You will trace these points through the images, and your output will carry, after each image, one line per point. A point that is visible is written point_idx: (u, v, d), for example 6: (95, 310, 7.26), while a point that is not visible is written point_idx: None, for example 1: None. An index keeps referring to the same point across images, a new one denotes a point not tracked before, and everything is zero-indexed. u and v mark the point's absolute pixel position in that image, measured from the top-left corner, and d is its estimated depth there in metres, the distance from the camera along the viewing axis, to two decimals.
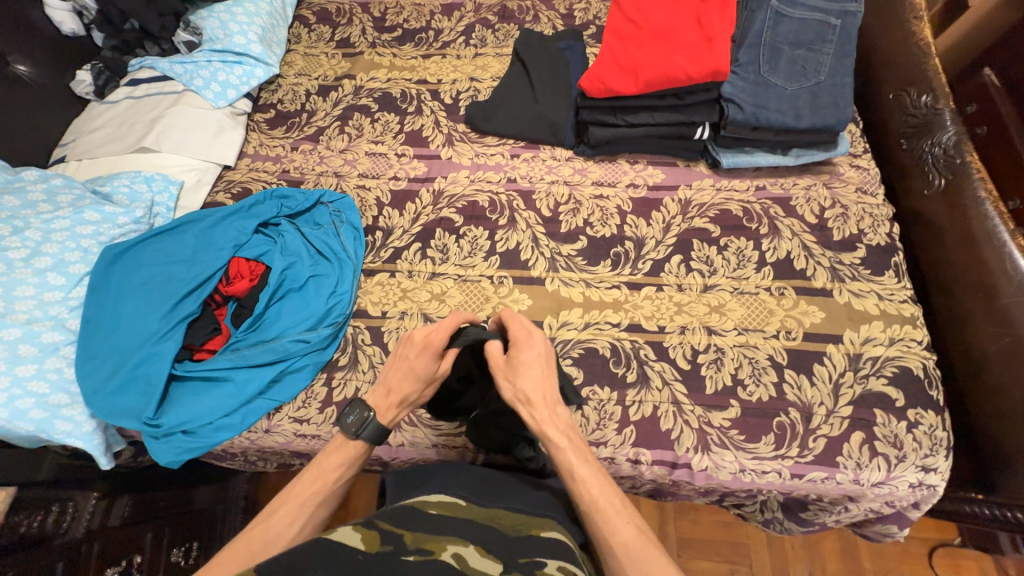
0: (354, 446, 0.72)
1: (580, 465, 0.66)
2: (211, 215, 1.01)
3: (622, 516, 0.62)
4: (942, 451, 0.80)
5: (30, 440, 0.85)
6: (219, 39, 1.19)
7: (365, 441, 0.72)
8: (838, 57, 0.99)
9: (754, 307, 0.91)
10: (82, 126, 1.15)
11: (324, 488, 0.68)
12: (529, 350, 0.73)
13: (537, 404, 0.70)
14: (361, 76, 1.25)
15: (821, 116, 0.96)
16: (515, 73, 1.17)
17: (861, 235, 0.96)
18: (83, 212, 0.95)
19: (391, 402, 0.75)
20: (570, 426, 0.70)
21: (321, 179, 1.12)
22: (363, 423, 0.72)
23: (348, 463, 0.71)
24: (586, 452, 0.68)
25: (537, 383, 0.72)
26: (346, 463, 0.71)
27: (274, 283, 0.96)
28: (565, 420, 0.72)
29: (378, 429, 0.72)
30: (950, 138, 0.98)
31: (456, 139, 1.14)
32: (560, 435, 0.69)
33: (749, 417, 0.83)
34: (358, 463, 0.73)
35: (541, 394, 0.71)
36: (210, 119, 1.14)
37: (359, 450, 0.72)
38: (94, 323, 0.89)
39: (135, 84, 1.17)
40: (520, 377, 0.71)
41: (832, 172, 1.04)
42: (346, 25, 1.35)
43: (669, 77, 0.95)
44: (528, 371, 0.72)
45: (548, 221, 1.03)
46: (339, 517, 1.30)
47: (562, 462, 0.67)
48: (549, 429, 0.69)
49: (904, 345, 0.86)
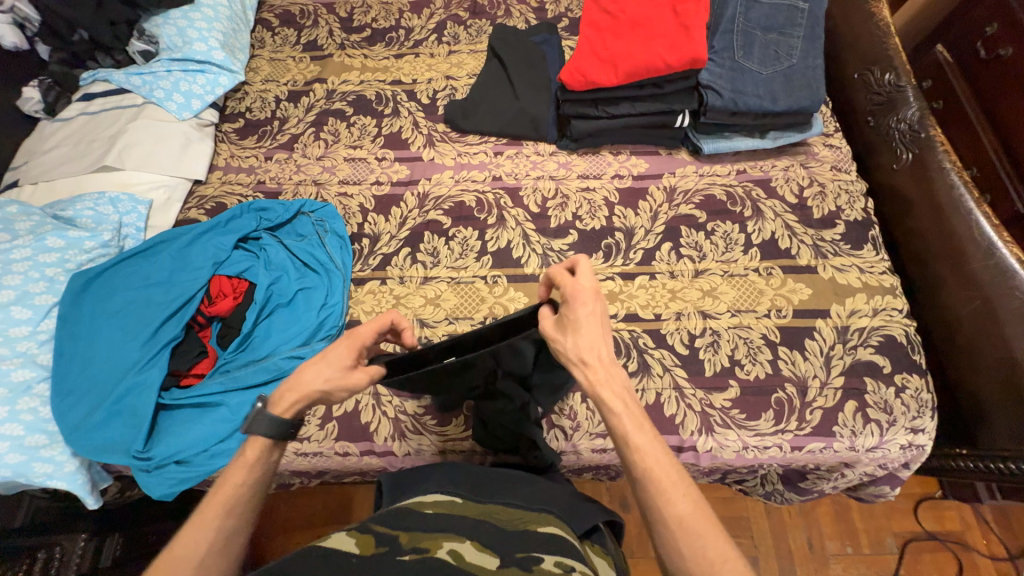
0: (254, 446, 0.59)
1: (635, 431, 0.57)
2: (186, 233, 0.97)
3: (679, 488, 0.53)
4: (927, 412, 0.84)
5: (7, 487, 0.80)
6: (177, 47, 1.13)
7: (263, 437, 0.59)
8: (807, 40, 1.02)
9: (745, 288, 0.94)
10: (34, 147, 1.07)
11: (228, 497, 0.56)
12: (588, 304, 0.62)
13: (592, 364, 0.60)
14: (332, 79, 1.21)
15: (796, 98, 0.99)
16: (492, 69, 1.16)
17: (839, 212, 1.00)
18: (45, 239, 0.89)
19: (290, 390, 0.62)
20: (628, 389, 0.59)
21: (300, 188, 1.08)
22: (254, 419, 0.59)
23: (252, 465, 0.58)
24: (642, 418, 0.58)
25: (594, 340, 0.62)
26: (252, 465, 0.58)
27: (261, 299, 0.93)
28: (623, 380, 0.60)
29: (272, 418, 0.59)
30: (914, 113, 1.02)
31: (437, 139, 1.12)
32: (617, 397, 0.58)
33: (748, 395, 0.86)
34: (269, 463, 0.60)
35: (596, 353, 0.60)
36: (175, 132, 1.08)
37: (262, 449, 0.59)
38: (69, 357, 0.83)
39: (89, 99, 1.11)
40: (580, 332, 0.61)
41: (807, 152, 1.07)
42: (312, 27, 1.30)
43: (649, 66, 0.96)
44: (587, 327, 0.61)
45: (537, 217, 1.03)
46: (334, 522, 1.26)
47: (615, 426, 0.58)
48: (604, 391, 0.58)
49: (887, 314, 0.90)
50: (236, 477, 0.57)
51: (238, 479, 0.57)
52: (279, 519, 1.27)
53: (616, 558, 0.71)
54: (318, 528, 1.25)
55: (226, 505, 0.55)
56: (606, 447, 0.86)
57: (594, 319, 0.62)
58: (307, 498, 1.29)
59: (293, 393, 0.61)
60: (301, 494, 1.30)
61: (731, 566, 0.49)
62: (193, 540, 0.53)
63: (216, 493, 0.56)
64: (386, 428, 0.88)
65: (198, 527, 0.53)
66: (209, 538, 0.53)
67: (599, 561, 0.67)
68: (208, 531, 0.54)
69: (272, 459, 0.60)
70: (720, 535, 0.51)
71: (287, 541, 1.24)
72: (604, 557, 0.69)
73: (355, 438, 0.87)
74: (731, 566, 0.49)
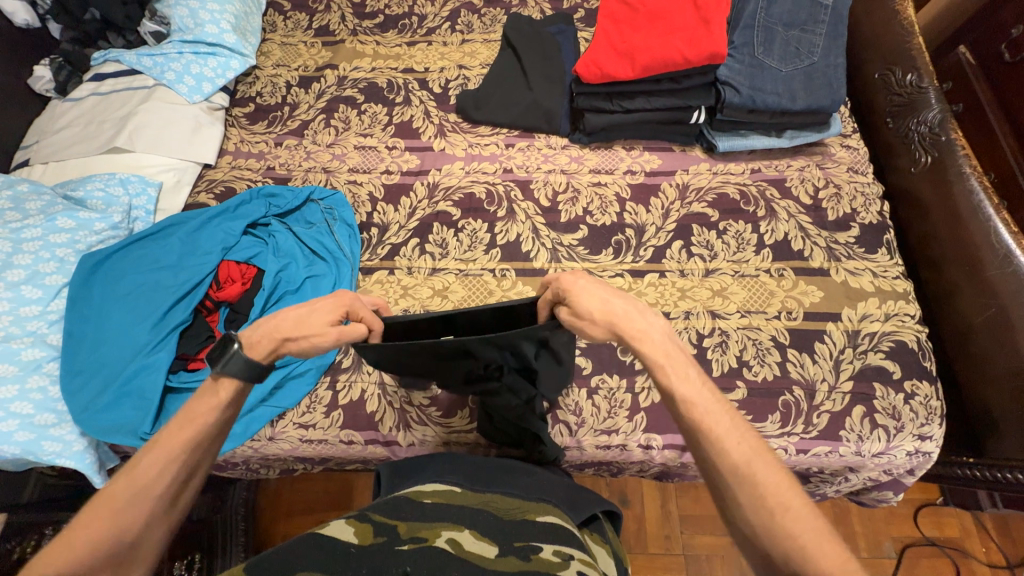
0: (227, 387, 0.58)
1: (681, 382, 0.56)
2: (195, 218, 0.97)
3: (732, 434, 0.52)
4: (936, 419, 0.83)
5: (16, 464, 0.81)
6: (189, 29, 1.13)
7: (238, 380, 0.58)
8: (829, 38, 1.00)
9: (756, 289, 0.93)
10: (45, 126, 1.07)
11: (197, 434, 0.54)
12: (577, 279, 0.63)
13: (622, 321, 0.59)
14: (343, 65, 1.20)
15: (815, 97, 0.97)
16: (506, 60, 1.14)
17: (854, 214, 0.99)
18: (56, 219, 0.89)
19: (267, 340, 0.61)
20: (670, 340, 0.59)
21: (309, 175, 1.08)
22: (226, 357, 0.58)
23: (223, 406, 0.57)
24: (689, 368, 0.57)
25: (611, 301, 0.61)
26: (223, 406, 0.57)
27: (269, 286, 0.93)
28: (664, 330, 0.60)
29: (250, 362, 0.58)
30: (936, 116, 1.01)
31: (448, 129, 1.11)
32: (658, 350, 0.58)
33: (755, 397, 0.85)
34: (238, 405, 0.59)
35: (624, 311, 0.60)
36: (186, 115, 1.07)
37: (235, 391, 0.58)
38: (79, 338, 0.84)
39: (100, 79, 1.10)
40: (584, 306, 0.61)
41: (823, 152, 1.05)
42: (324, 11, 1.29)
43: (666, 61, 0.94)
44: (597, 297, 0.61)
45: (547, 211, 1.02)
46: (337, 510, 1.27)
47: (660, 379, 0.56)
48: (646, 342, 0.58)
49: (899, 320, 0.89)
50: (208, 415, 0.55)
51: (208, 418, 0.55)
52: (280, 502, 1.28)
53: (615, 547, 0.72)
54: (317, 514, 1.26)
55: (193, 441, 0.54)
56: (610, 444, 0.86)
57: (595, 285, 0.62)
58: (308, 484, 1.31)
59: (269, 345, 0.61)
60: (303, 479, 1.32)
61: (794, 514, 0.47)
62: (156, 471, 0.51)
63: (183, 428, 0.54)
64: (391, 418, 0.88)
65: (164, 461, 0.52)
66: (172, 472, 0.52)
67: (598, 550, 0.67)
68: (174, 465, 0.52)
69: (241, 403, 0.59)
70: (781, 479, 0.49)
71: (287, 526, 1.26)
72: (603, 545, 0.70)
73: (360, 427, 0.88)
74: (793, 514, 0.47)
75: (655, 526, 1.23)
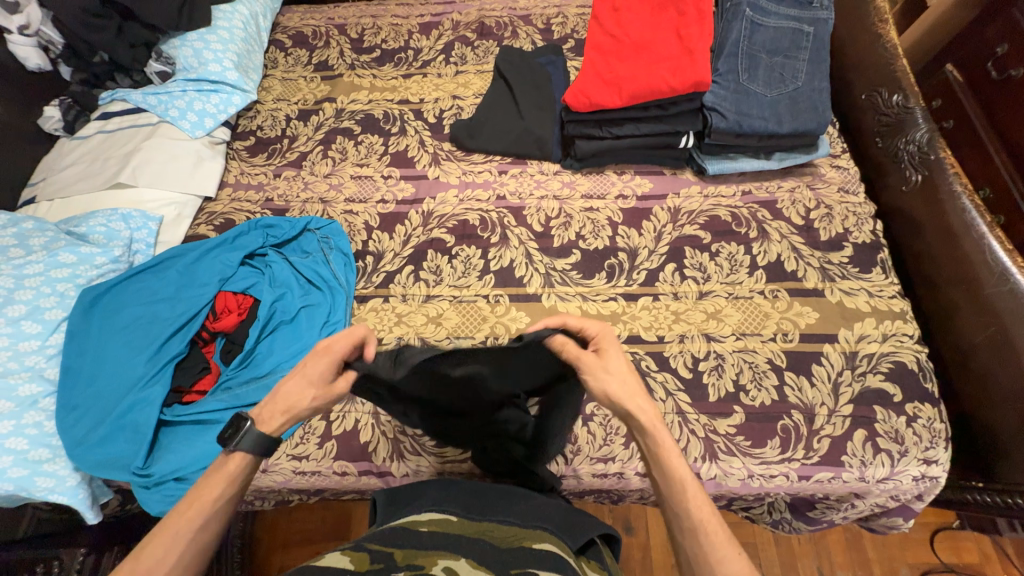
0: (235, 460, 0.60)
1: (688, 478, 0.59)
2: (193, 250, 0.98)
3: (730, 544, 0.55)
4: (941, 443, 0.81)
5: (10, 500, 0.81)
6: (193, 68, 1.17)
7: (247, 452, 0.61)
8: (812, 63, 1.02)
9: (750, 310, 0.92)
10: (52, 163, 1.11)
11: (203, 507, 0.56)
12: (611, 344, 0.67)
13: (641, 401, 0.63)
14: (341, 98, 1.24)
15: (801, 121, 0.99)
16: (498, 89, 1.18)
17: (847, 234, 0.99)
18: (58, 254, 0.91)
19: (274, 407, 0.64)
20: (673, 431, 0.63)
21: (306, 206, 1.10)
22: (239, 433, 0.60)
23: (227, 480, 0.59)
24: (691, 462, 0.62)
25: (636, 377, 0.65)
26: (224, 476, 0.59)
27: (265, 316, 0.94)
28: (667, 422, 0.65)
29: (256, 435, 0.60)
30: (924, 135, 1.01)
31: (442, 157, 1.14)
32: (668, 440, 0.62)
33: (753, 422, 0.83)
34: (245, 479, 0.61)
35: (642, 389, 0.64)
36: (188, 150, 1.11)
37: (241, 464, 0.60)
38: (76, 372, 0.85)
39: (106, 118, 1.14)
40: (612, 369, 0.64)
41: (813, 173, 1.06)
42: (323, 47, 1.34)
43: (652, 89, 0.97)
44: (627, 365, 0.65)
45: (540, 236, 1.03)
46: (335, 541, 1.25)
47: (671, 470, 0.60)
48: (664, 434, 0.61)
49: (897, 340, 0.88)
50: (212, 491, 0.57)
51: (211, 492, 0.58)
52: (277, 533, 1.26)
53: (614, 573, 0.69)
54: (316, 544, 1.24)
55: (196, 517, 0.55)
56: (607, 472, 0.85)
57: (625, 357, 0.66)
58: (308, 513, 1.29)
59: (277, 409, 0.63)
60: (302, 508, 1.30)
61: None
62: (159, 555, 0.53)
63: (187, 507, 0.56)
64: (385, 448, 0.87)
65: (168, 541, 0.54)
66: (174, 555, 0.53)
67: None
68: (177, 545, 0.54)
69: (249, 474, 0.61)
70: None
71: (285, 557, 1.23)
72: (601, 573, 0.67)
73: (354, 457, 0.87)
74: None
75: (660, 553, 1.19)
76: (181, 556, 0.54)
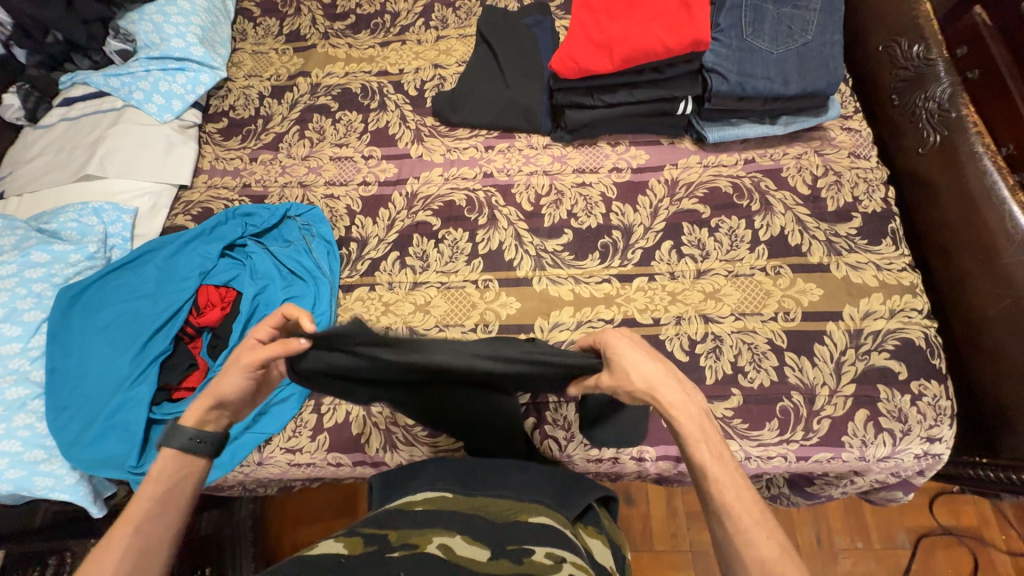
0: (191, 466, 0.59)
1: (715, 463, 0.56)
2: (172, 242, 0.95)
3: (760, 528, 0.52)
4: (945, 421, 0.78)
5: (13, 498, 0.82)
6: (155, 44, 1.09)
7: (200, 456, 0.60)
8: (824, 13, 0.93)
9: (751, 289, 0.88)
10: (18, 156, 1.06)
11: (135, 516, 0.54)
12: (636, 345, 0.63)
13: (665, 392, 0.60)
14: (316, 72, 1.16)
15: (811, 79, 0.90)
16: (481, 57, 1.09)
17: (856, 203, 0.93)
18: (30, 254, 0.88)
19: None
20: (703, 417, 0.59)
21: (285, 191, 1.05)
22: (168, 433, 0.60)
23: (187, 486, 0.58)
24: (722, 448, 0.58)
25: (663, 369, 0.61)
26: (158, 479, 0.58)
27: (247, 310, 0.91)
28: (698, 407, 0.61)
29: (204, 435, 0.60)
30: (945, 90, 0.94)
31: (425, 134, 1.07)
32: (694, 423, 0.58)
33: (751, 404, 0.81)
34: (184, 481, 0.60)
35: (667, 382, 0.60)
36: (157, 136, 1.05)
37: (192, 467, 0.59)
38: (61, 373, 0.84)
39: (69, 104, 1.08)
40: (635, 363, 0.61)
41: (822, 137, 0.99)
42: (294, 15, 1.24)
43: (647, 51, 0.88)
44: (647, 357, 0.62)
45: (530, 216, 0.98)
46: (343, 519, 1.28)
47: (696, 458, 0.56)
48: (685, 422, 0.58)
49: (904, 316, 0.84)
50: (152, 490, 0.57)
51: (145, 502, 0.56)
52: (287, 512, 1.30)
53: (612, 535, 0.70)
54: (325, 522, 1.28)
55: (130, 525, 0.54)
56: (601, 458, 0.84)
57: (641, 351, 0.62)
58: (315, 494, 1.32)
59: None
60: (309, 489, 1.33)
61: None
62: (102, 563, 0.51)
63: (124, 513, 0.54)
64: (377, 439, 0.87)
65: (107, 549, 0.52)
66: (114, 561, 0.51)
67: (594, 543, 0.65)
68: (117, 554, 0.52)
69: (190, 471, 0.60)
70: None
71: (296, 535, 1.28)
72: (600, 538, 0.67)
73: (346, 448, 0.87)
74: None
75: (660, 523, 1.21)
76: (121, 563, 0.51)
